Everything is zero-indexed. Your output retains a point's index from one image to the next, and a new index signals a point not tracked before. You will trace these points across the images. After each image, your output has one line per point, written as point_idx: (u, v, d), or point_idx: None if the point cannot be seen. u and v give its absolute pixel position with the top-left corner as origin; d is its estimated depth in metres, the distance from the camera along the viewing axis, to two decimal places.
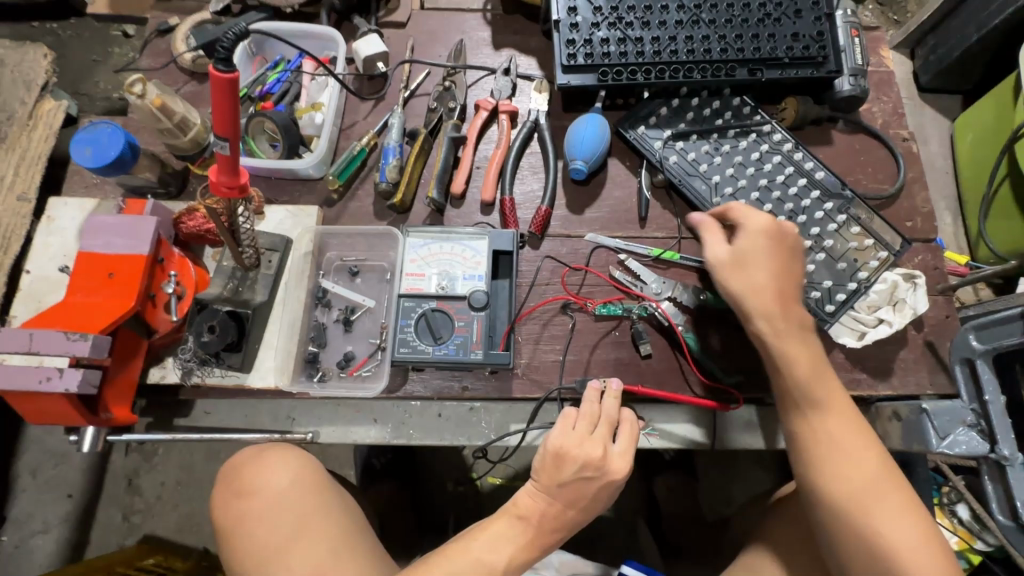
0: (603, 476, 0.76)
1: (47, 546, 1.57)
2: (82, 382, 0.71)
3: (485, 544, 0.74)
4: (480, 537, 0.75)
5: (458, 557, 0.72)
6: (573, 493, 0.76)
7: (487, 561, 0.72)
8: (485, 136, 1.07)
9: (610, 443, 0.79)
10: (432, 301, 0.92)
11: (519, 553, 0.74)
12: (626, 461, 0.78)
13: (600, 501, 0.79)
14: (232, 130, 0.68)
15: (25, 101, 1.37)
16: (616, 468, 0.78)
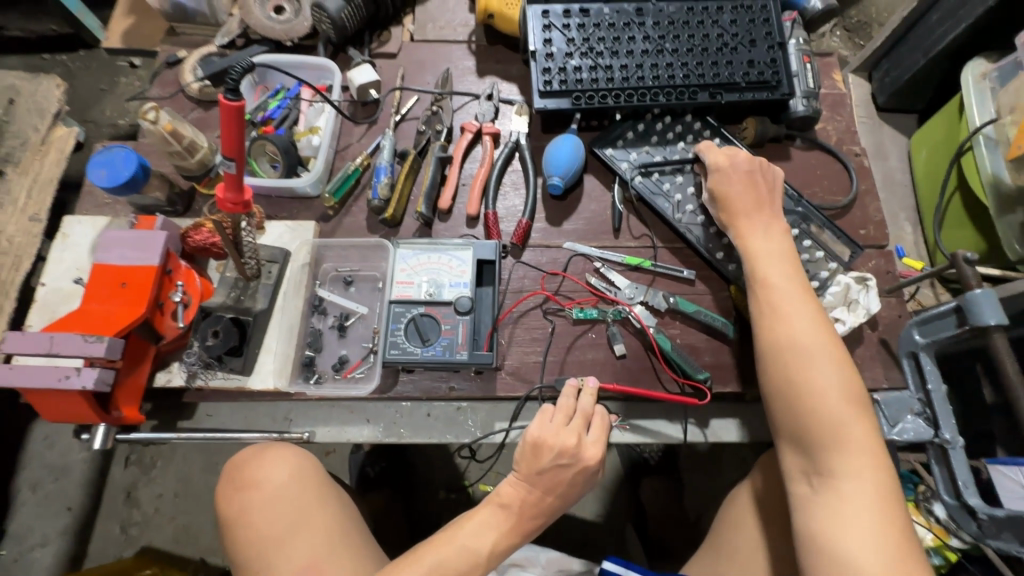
0: (577, 463, 0.83)
1: (46, 559, 1.59)
2: (97, 381, 0.77)
3: (471, 532, 0.80)
4: (466, 526, 0.80)
5: (446, 543, 0.79)
6: (551, 480, 0.83)
7: (471, 547, 0.78)
8: (471, 156, 1.16)
9: (585, 433, 0.85)
10: (420, 306, 0.99)
11: (501, 539, 0.80)
12: (599, 451, 0.85)
13: (576, 490, 0.85)
14: (238, 151, 0.76)
15: (38, 128, 1.45)
16: (590, 455, 0.84)
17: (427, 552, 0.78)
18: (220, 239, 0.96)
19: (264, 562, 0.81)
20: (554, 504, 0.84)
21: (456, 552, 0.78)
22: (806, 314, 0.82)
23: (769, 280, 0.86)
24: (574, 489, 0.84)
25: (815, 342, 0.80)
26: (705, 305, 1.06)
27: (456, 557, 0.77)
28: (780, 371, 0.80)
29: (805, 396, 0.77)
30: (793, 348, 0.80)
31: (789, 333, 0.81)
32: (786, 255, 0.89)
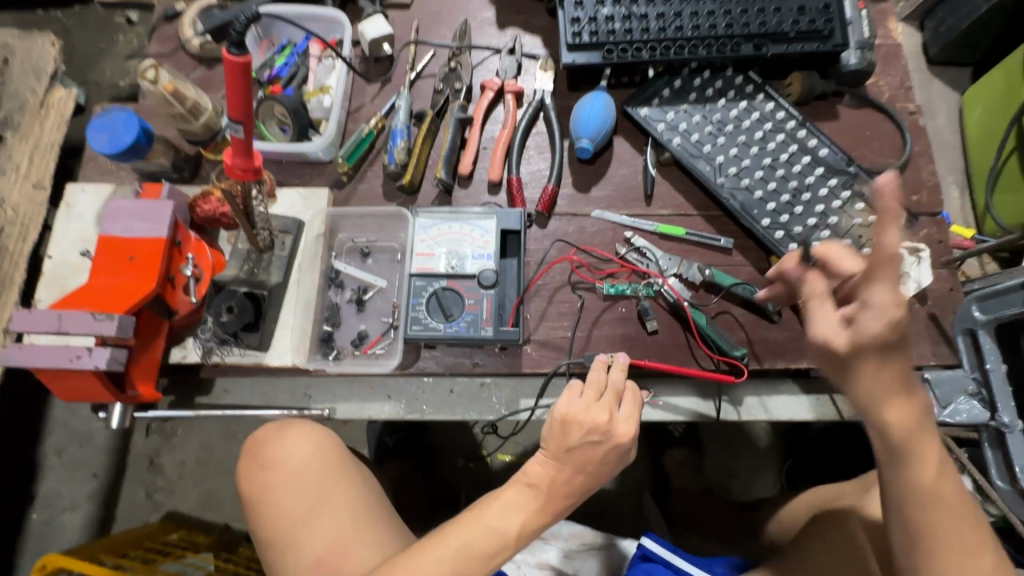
0: (610, 441, 0.78)
1: (75, 522, 1.63)
2: (109, 360, 0.74)
3: (497, 512, 0.77)
4: (493, 505, 0.78)
5: (472, 523, 0.76)
6: (581, 458, 0.78)
7: (500, 528, 0.76)
8: (492, 117, 1.08)
9: (616, 409, 0.80)
10: (442, 280, 0.93)
11: (531, 519, 0.77)
12: (633, 429, 0.80)
13: (609, 467, 0.80)
14: (246, 113, 0.70)
15: (36, 90, 1.38)
16: (623, 432, 0.79)
17: (452, 532, 0.76)
18: (229, 208, 0.91)
19: (289, 540, 0.79)
20: (587, 482, 0.80)
21: (485, 532, 0.75)
22: (903, 404, 0.66)
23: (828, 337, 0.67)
24: (606, 466, 0.80)
25: (908, 422, 0.67)
26: (743, 277, 1.00)
27: (485, 537, 0.75)
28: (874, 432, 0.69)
29: (913, 482, 0.68)
30: (902, 440, 0.67)
31: (890, 425, 0.67)
32: (886, 347, 0.63)
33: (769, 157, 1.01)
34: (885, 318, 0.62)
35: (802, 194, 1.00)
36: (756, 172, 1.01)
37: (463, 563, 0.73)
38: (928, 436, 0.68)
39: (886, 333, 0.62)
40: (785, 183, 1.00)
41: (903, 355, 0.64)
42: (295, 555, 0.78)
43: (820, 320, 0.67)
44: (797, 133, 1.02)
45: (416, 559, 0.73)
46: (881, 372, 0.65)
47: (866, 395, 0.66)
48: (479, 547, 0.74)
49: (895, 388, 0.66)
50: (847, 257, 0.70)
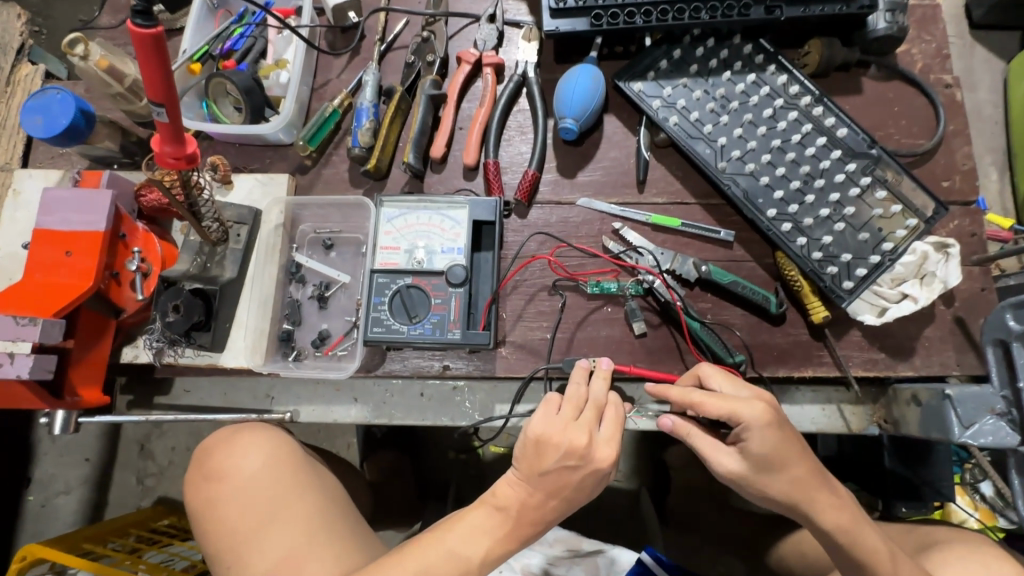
0: (587, 466, 0.66)
1: (70, 507, 1.52)
2: (34, 369, 0.70)
3: (459, 537, 0.65)
4: (455, 528, 0.66)
5: (430, 547, 0.64)
6: (556, 483, 0.66)
7: (462, 554, 0.64)
8: (469, 93, 0.98)
9: (596, 429, 0.68)
10: (408, 276, 0.86)
11: (497, 547, 0.65)
12: (616, 452, 0.68)
13: (587, 492, 0.68)
14: (167, 94, 0.61)
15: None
16: (603, 457, 0.67)
17: (408, 553, 0.64)
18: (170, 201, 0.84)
19: (237, 556, 0.73)
20: (563, 507, 0.68)
21: (445, 558, 0.63)
22: (824, 499, 0.68)
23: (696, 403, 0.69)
24: (584, 492, 0.68)
25: (845, 519, 0.68)
26: (744, 274, 0.90)
27: (444, 565, 0.63)
28: (761, 482, 0.69)
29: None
30: (842, 537, 0.68)
31: (827, 523, 0.68)
32: (771, 424, 0.67)
33: (778, 138, 0.90)
34: (757, 413, 0.67)
35: (814, 181, 0.88)
36: (763, 156, 0.89)
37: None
38: (868, 532, 0.67)
39: (770, 422, 0.67)
40: (795, 169, 0.89)
41: (803, 447, 0.69)
42: (243, 572, 0.72)
43: (726, 458, 0.70)
44: (812, 111, 0.90)
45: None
46: (784, 452, 0.67)
47: (791, 496, 0.68)
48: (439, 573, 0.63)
49: (812, 486, 0.68)
50: (716, 374, 0.72)
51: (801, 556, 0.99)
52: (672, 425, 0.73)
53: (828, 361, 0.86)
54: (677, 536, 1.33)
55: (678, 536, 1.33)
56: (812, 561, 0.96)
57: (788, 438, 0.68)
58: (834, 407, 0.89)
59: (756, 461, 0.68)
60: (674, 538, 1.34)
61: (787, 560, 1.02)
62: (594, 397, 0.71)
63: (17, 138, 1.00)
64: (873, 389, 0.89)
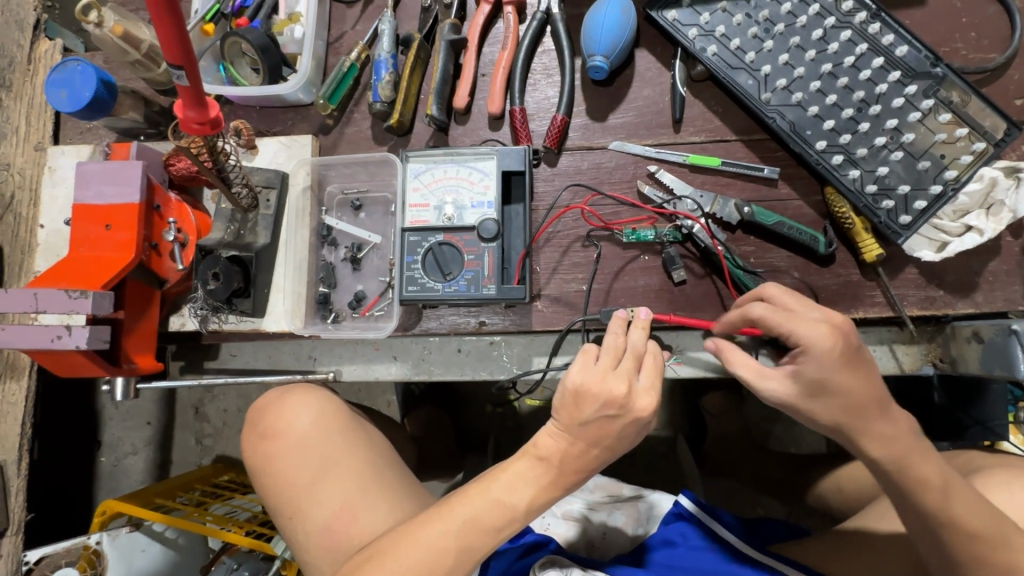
0: (627, 415, 0.64)
1: (138, 466, 1.63)
2: (91, 339, 0.70)
3: (505, 485, 0.64)
4: (499, 477, 0.65)
5: (476, 498, 0.64)
6: (597, 432, 0.64)
7: (507, 502, 0.63)
8: (491, 36, 0.93)
9: (635, 379, 0.65)
10: (438, 234, 0.83)
11: (540, 495, 0.65)
12: (653, 402, 0.65)
13: (630, 443, 0.67)
14: (185, 57, 0.60)
15: (21, 41, 1.05)
16: (643, 407, 0.64)
17: (459, 503, 0.64)
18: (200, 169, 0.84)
19: (296, 507, 0.76)
20: (609, 453, 0.66)
21: (489, 505, 0.63)
22: (867, 416, 0.64)
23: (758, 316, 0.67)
24: (624, 439, 0.65)
25: (888, 439, 0.64)
26: (790, 214, 0.85)
27: (489, 510, 0.63)
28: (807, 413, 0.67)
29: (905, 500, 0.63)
30: (886, 456, 0.64)
31: (870, 444, 0.64)
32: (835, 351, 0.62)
33: (829, 62, 0.82)
34: (818, 334, 0.63)
35: (869, 107, 0.81)
36: (812, 83, 0.82)
37: (468, 539, 0.62)
38: (914, 450, 0.64)
39: (831, 348, 0.62)
40: (847, 95, 0.82)
41: (868, 373, 0.64)
42: (304, 522, 0.75)
43: (775, 384, 0.67)
44: (867, 29, 0.82)
45: (415, 533, 0.63)
46: (839, 375, 0.63)
47: (840, 417, 0.64)
48: (483, 518, 0.63)
49: (848, 405, 0.64)
50: (783, 297, 0.67)
51: (840, 491, 0.99)
52: (716, 348, 0.71)
53: (881, 300, 0.82)
54: (717, 480, 1.34)
55: (717, 479, 1.34)
56: (849, 495, 0.97)
57: (848, 366, 0.63)
58: (887, 348, 0.85)
59: (807, 386, 0.65)
60: (714, 482, 1.35)
61: (826, 495, 1.03)
62: (626, 349, 0.67)
63: (46, 116, 1.00)
64: (929, 327, 0.85)
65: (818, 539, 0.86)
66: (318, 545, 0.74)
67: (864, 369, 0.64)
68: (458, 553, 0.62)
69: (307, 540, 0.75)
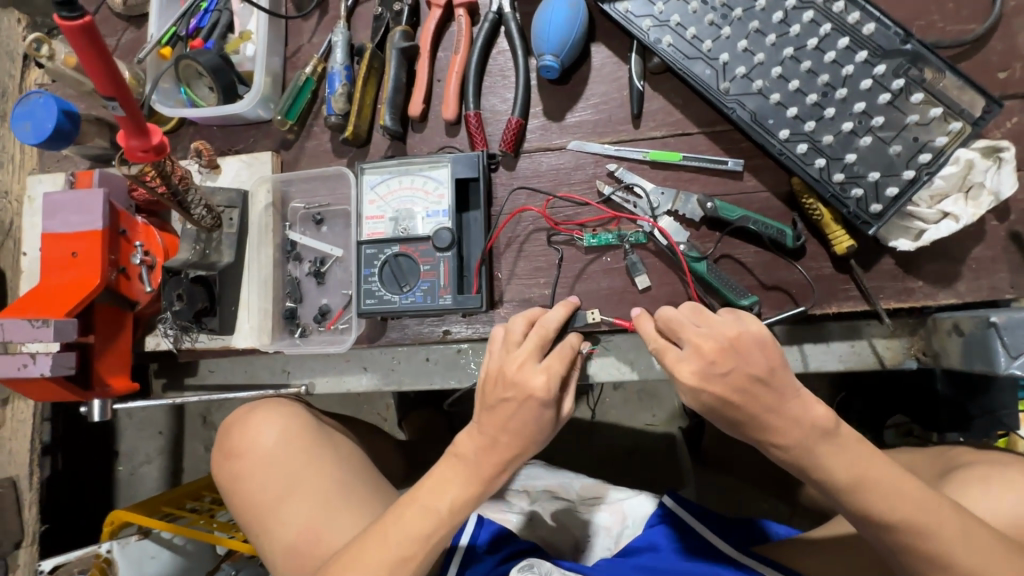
0: (526, 391, 0.63)
1: (154, 474, 1.69)
2: (55, 366, 0.73)
3: (431, 490, 0.64)
4: (425, 485, 0.65)
5: (407, 511, 0.64)
6: (502, 414, 0.64)
7: (435, 511, 0.63)
8: (445, 40, 0.91)
9: (542, 358, 0.66)
10: (395, 245, 0.83)
11: (466, 500, 0.64)
12: (550, 382, 0.63)
13: (539, 437, 0.65)
14: (117, 89, 0.62)
15: (13, 74, 1.13)
16: (542, 384, 0.63)
17: (393, 520, 0.64)
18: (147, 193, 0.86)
19: (262, 525, 0.78)
20: (521, 449, 0.64)
21: (417, 514, 0.63)
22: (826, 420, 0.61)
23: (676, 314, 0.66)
24: (522, 423, 0.64)
25: None
26: (757, 207, 0.82)
27: (418, 519, 0.63)
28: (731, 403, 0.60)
29: None
30: None
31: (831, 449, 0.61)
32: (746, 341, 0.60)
33: (791, 45, 0.78)
34: (702, 351, 0.61)
35: (835, 91, 0.77)
36: (773, 70, 0.78)
37: (405, 551, 0.62)
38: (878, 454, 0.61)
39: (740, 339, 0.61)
40: (811, 79, 0.77)
41: (790, 389, 0.59)
42: (269, 540, 0.77)
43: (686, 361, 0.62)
44: (832, 8, 0.77)
45: (357, 549, 0.64)
46: (749, 395, 0.59)
47: None
48: (417, 531, 0.63)
49: None
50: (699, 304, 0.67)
51: None
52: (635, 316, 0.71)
53: (855, 293, 0.79)
54: (714, 477, 1.32)
55: (714, 475, 1.31)
56: None
57: (756, 381, 0.59)
58: (865, 343, 0.81)
59: (727, 414, 0.61)
60: (711, 478, 1.32)
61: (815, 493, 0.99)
62: (546, 330, 0.69)
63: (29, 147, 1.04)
64: (911, 320, 0.81)
65: (800, 542, 0.83)
66: (284, 561, 0.75)
67: (778, 389, 0.59)
68: (395, 565, 0.62)
69: (275, 557, 0.76)
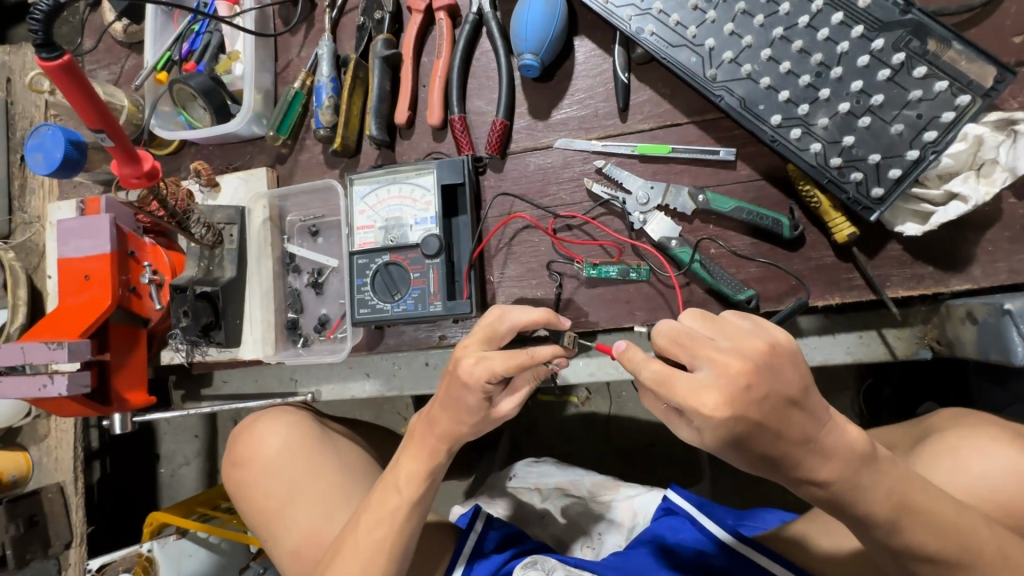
0: (457, 377, 0.66)
1: (191, 475, 1.77)
2: (71, 385, 0.77)
3: (403, 472, 0.72)
4: (399, 469, 0.72)
5: (386, 491, 0.72)
6: (445, 397, 0.69)
7: (405, 489, 0.71)
8: (428, 44, 0.91)
9: (485, 349, 0.67)
10: (385, 254, 0.84)
11: (428, 476, 0.72)
12: (477, 368, 0.65)
13: (465, 418, 0.68)
14: (103, 120, 0.65)
15: (37, 104, 1.20)
16: (466, 371, 0.65)
17: (378, 499, 0.72)
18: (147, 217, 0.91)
19: (269, 530, 0.82)
20: (451, 427, 0.70)
21: (391, 494, 0.71)
22: None
23: (678, 330, 0.52)
24: (452, 402, 0.68)
25: None
26: (752, 197, 0.79)
27: (394, 497, 0.71)
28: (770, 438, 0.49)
29: None
30: None
31: None
32: (774, 357, 0.49)
33: (781, 25, 0.74)
34: (727, 375, 0.48)
35: (830, 70, 0.73)
36: (763, 52, 0.75)
37: (380, 534, 0.70)
38: None
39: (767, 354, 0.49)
40: (804, 60, 0.74)
41: (825, 413, 0.50)
42: (277, 544, 0.81)
43: (705, 394, 0.49)
44: None
45: (351, 538, 0.71)
46: (784, 420, 0.48)
47: None
48: (387, 514, 0.71)
49: None
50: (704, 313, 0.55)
51: None
52: (622, 348, 0.53)
53: (860, 282, 0.75)
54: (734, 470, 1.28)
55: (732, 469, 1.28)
56: None
57: (790, 405, 0.49)
58: (873, 334, 0.78)
59: (755, 447, 0.50)
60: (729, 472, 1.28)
61: None
62: (500, 326, 0.68)
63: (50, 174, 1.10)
64: (922, 308, 0.76)
65: None
66: (289, 564, 0.79)
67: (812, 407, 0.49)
68: (377, 549, 0.70)
69: (281, 560, 0.81)
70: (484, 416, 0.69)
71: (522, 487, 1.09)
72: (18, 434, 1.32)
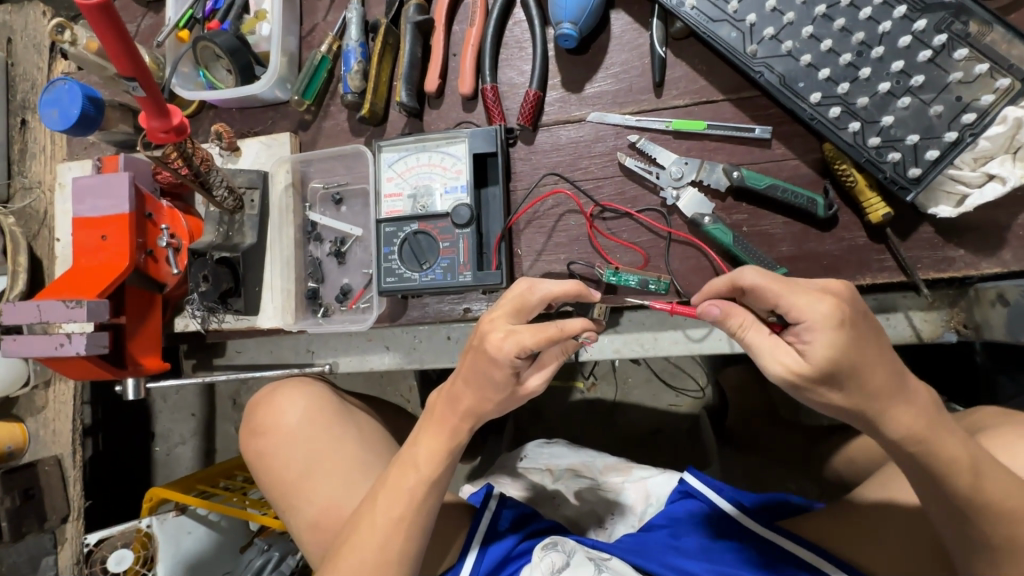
0: (483, 352, 0.63)
1: (188, 454, 1.74)
2: (89, 345, 0.75)
3: (423, 448, 0.70)
4: (418, 446, 0.70)
5: (405, 470, 0.70)
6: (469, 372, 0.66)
7: (424, 467, 0.69)
8: (460, 12, 0.89)
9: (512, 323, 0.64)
10: (414, 222, 0.83)
11: (447, 454, 0.70)
12: (504, 343, 0.62)
13: (490, 395, 0.66)
14: (136, 69, 0.63)
15: (41, 66, 1.16)
16: (494, 348, 0.62)
17: (397, 476, 0.70)
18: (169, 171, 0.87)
19: (287, 502, 0.81)
20: (475, 403, 0.67)
21: (410, 472, 0.70)
22: None
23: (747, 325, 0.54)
24: (478, 375, 0.65)
25: None
26: (785, 176, 0.79)
27: (412, 475, 0.70)
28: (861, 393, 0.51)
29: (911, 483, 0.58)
30: None
31: None
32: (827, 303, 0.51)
33: (823, 2, 0.74)
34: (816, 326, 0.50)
35: (870, 50, 0.73)
36: (804, 29, 0.74)
37: (398, 512, 0.69)
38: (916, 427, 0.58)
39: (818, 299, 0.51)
40: (844, 39, 0.73)
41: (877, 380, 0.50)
42: (294, 516, 0.80)
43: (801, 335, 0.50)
44: None
45: (369, 515, 0.70)
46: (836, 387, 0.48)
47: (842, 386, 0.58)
48: (405, 491, 0.69)
49: None
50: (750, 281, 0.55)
51: (850, 462, 0.94)
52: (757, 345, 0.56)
53: (891, 264, 0.75)
54: None
55: None
56: (858, 466, 0.92)
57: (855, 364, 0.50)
58: (900, 316, 0.78)
59: None
60: None
61: (838, 468, 0.98)
62: (530, 298, 0.65)
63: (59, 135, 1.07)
64: (950, 292, 0.77)
65: None
66: (308, 537, 0.78)
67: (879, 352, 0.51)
68: (396, 526, 0.69)
69: (300, 531, 0.80)
70: (510, 394, 0.66)
71: (533, 467, 1.08)
72: (15, 405, 1.29)
